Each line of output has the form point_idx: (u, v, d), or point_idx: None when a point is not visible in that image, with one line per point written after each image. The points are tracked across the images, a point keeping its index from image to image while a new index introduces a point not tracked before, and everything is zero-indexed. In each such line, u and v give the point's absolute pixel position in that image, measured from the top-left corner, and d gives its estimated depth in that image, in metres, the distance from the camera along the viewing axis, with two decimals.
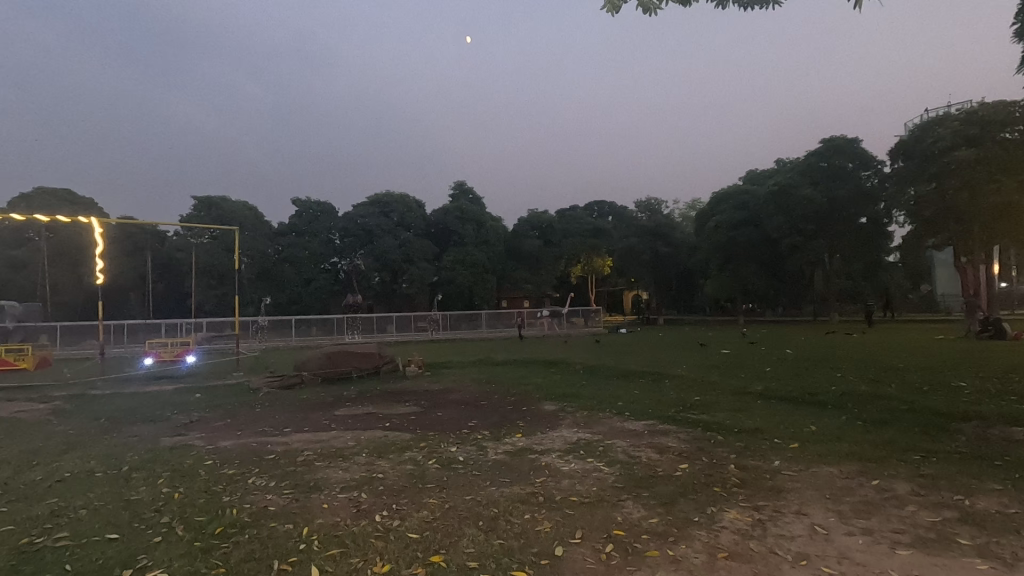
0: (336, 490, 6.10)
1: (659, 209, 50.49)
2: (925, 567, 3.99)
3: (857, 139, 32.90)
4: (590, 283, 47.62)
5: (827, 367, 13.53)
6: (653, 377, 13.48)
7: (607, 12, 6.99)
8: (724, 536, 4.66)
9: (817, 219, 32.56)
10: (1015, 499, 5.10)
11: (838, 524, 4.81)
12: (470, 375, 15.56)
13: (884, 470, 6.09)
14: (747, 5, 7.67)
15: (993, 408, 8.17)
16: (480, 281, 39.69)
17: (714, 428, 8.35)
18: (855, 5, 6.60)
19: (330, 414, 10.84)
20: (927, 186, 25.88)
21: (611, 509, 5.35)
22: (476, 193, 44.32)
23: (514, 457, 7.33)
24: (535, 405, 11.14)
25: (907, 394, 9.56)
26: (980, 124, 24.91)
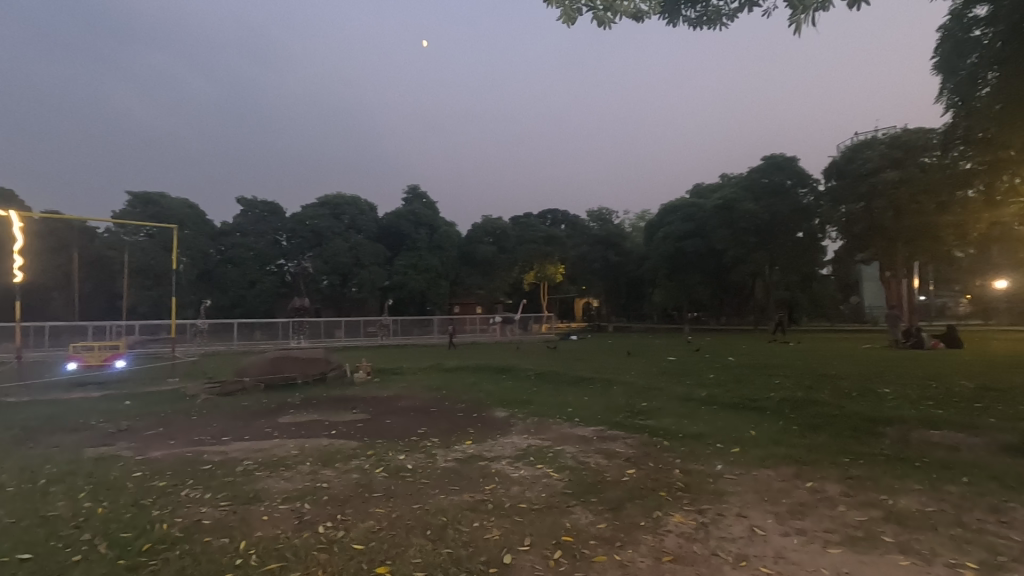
0: (277, 501, 5.85)
1: (610, 219, 51.69)
2: (854, 566, 4.20)
3: (795, 157, 34.69)
4: (543, 290, 48.06)
5: (766, 374, 14.10)
6: (603, 383, 13.74)
7: (562, 24, 7.06)
8: (669, 540, 4.77)
9: (758, 233, 34.13)
10: (932, 498, 5.47)
11: (775, 524, 5.02)
12: (420, 382, 15.33)
13: (816, 472, 6.42)
14: (696, 25, 7.96)
15: (913, 413, 8.76)
16: (432, 286, 39.45)
17: (660, 433, 8.56)
18: (795, 32, 6.97)
19: (272, 422, 10.42)
20: (857, 205, 27.57)
21: (561, 515, 5.37)
22: (429, 197, 43.94)
23: (464, 464, 7.27)
24: (486, 411, 11.09)
25: (838, 399, 10.11)
26: (903, 148, 26.78)
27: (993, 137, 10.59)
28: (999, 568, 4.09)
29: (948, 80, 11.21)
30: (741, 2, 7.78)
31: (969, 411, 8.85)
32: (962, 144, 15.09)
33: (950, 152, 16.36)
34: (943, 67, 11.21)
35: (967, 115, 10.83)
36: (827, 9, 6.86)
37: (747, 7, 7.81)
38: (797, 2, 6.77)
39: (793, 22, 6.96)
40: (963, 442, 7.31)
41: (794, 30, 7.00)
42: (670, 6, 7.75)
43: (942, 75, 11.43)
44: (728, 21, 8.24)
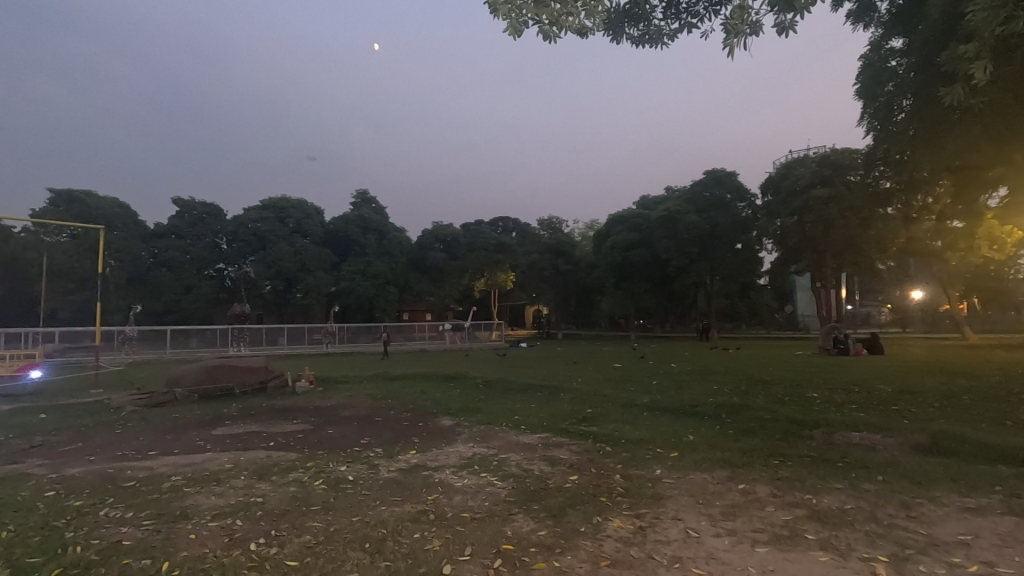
0: (206, 519, 5.56)
1: (560, 228, 52.52)
2: (778, 563, 4.42)
3: (735, 173, 36.29)
4: (493, 297, 48.11)
5: (705, 381, 14.60)
6: (550, 390, 13.89)
7: (508, 35, 7.13)
8: (607, 545, 4.86)
9: (700, 244, 35.41)
10: (851, 497, 5.83)
11: (708, 526, 5.21)
12: (365, 391, 14.98)
13: (749, 474, 6.72)
14: (638, 43, 8.23)
15: (837, 416, 9.31)
16: (381, 293, 38.75)
17: (604, 439, 8.73)
18: (730, 54, 7.32)
19: (205, 434, 9.92)
20: (790, 219, 29.12)
21: (503, 523, 5.38)
22: (379, 202, 43.27)
23: (407, 475, 7.16)
24: (432, 420, 10.95)
25: (771, 404, 10.59)
26: (831, 167, 28.54)
27: (908, 159, 11.44)
28: (906, 560, 4.40)
29: (868, 106, 12.04)
30: (681, 23, 8.11)
31: (887, 414, 9.48)
32: (881, 165, 16.21)
33: (871, 173, 17.60)
34: (863, 93, 12.03)
35: (884, 138, 11.67)
36: (758, 35, 7.24)
37: (686, 29, 8.16)
38: (730, 26, 7.11)
39: (726, 46, 7.30)
40: (879, 443, 7.82)
41: (728, 52, 7.35)
42: (613, 24, 7.99)
43: (863, 101, 12.28)
44: (669, 41, 8.55)
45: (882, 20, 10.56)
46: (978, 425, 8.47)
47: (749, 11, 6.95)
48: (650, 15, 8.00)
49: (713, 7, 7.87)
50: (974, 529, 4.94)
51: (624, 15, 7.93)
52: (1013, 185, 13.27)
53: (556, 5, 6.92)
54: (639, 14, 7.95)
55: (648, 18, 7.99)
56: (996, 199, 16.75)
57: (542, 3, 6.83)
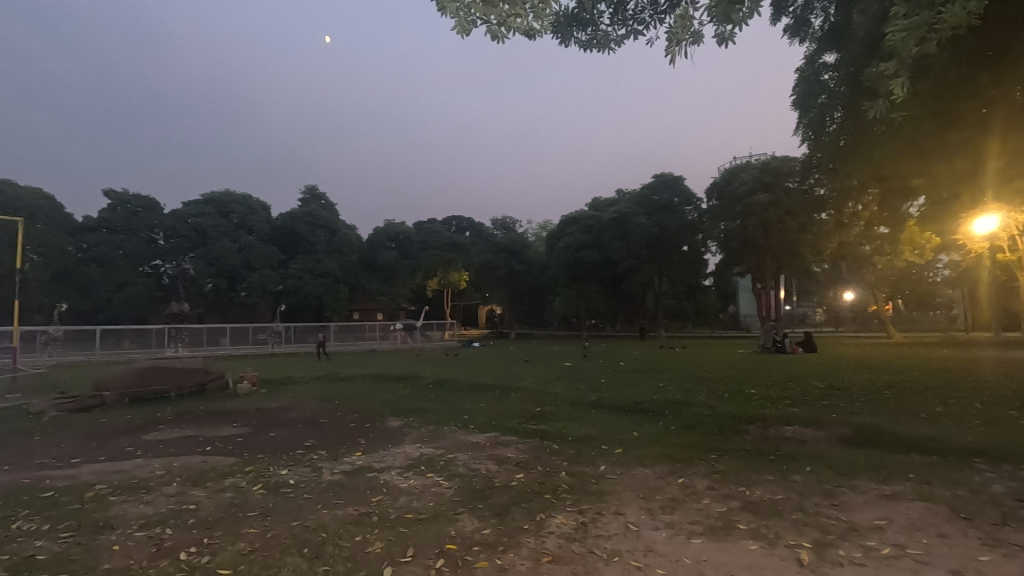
0: (133, 528, 5.28)
1: (514, 228, 52.90)
2: (712, 553, 4.60)
3: (682, 177, 37.46)
4: (446, 297, 47.83)
5: (652, 379, 15.00)
6: (500, 389, 13.92)
7: (457, 34, 7.09)
8: (549, 541, 4.93)
9: (649, 246, 36.39)
10: (780, 487, 6.14)
11: (648, 519, 5.37)
12: (311, 392, 14.61)
13: (688, 469, 6.95)
14: (586, 47, 8.35)
15: (771, 411, 9.77)
16: (330, 291, 37.82)
17: (550, 437, 8.84)
18: (673, 60, 7.49)
19: (135, 440, 9.39)
20: (733, 223, 30.32)
21: (447, 523, 5.35)
22: (328, 198, 42.19)
23: (351, 477, 7.01)
24: (380, 421, 10.80)
25: (711, 401, 11.01)
26: (771, 174, 29.86)
27: (839, 168, 12.12)
28: (827, 545, 4.67)
29: (803, 117, 12.67)
30: (627, 29, 8.30)
31: (817, 409, 10.03)
32: (816, 173, 17.12)
33: (808, 181, 18.54)
34: (798, 104, 12.62)
35: (818, 148, 12.29)
36: (699, 44, 7.47)
37: (633, 35, 8.35)
38: (672, 34, 7.33)
39: (669, 53, 7.48)
40: (809, 436, 8.25)
41: (670, 59, 7.53)
42: (562, 28, 8.09)
43: (799, 112, 12.91)
44: (618, 45, 8.70)
45: (815, 36, 11.13)
46: (898, 418, 9.09)
47: (690, 20, 7.17)
48: (597, 20, 8.14)
49: (658, 15, 8.09)
50: (888, 514, 5.30)
51: (572, 19, 8.05)
52: (931, 194, 14.27)
53: (505, 6, 6.95)
54: (587, 19, 8.08)
55: (596, 24, 8.13)
56: (916, 207, 17.99)
57: (490, 4, 6.85)
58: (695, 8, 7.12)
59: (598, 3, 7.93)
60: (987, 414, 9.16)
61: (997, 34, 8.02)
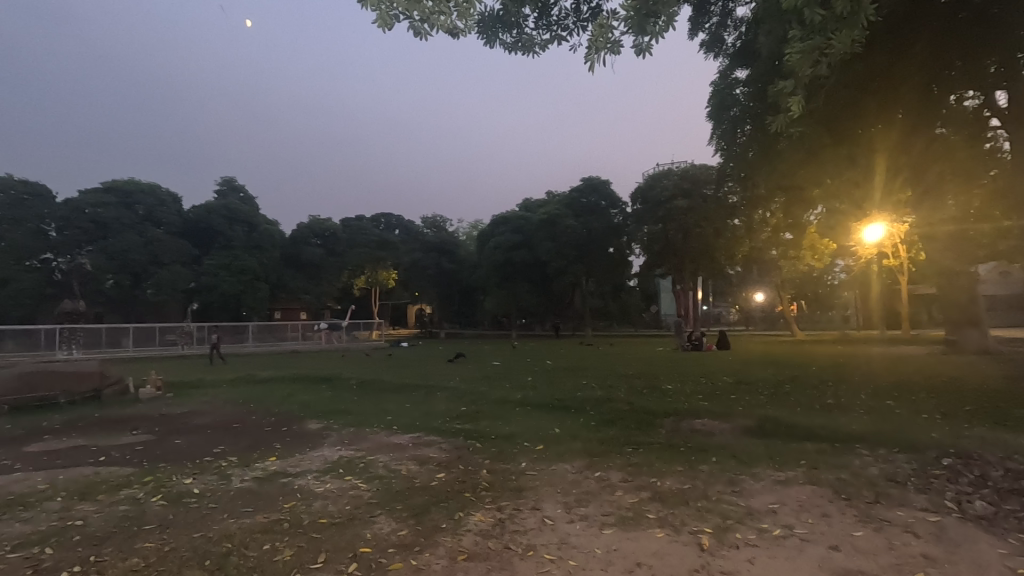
0: (4, 551, 4.76)
1: (444, 227, 52.54)
2: (621, 542, 4.80)
3: (609, 181, 38.68)
4: (374, 296, 46.70)
5: (575, 376, 15.38)
6: (426, 389, 13.77)
7: (379, 27, 6.94)
8: (467, 539, 4.95)
9: (577, 247, 37.29)
10: (688, 477, 6.50)
11: (563, 513, 5.51)
12: (224, 396, 13.79)
13: (604, 462, 7.20)
14: (511, 49, 8.43)
15: (684, 405, 10.29)
16: (249, 290, 35.91)
17: (473, 436, 8.85)
18: (593, 68, 7.72)
19: (14, 452, 8.50)
20: (656, 226, 31.67)
21: (362, 526, 5.24)
22: (247, 191, 39.95)
23: (262, 484, 6.68)
24: (298, 424, 10.38)
25: (632, 397, 11.45)
26: (690, 181, 31.40)
27: (749, 177, 12.95)
28: (726, 529, 5.00)
29: (716, 128, 13.41)
30: (551, 34, 8.46)
31: (726, 402, 10.74)
32: (730, 182, 18.18)
33: (722, 189, 19.68)
34: (712, 115, 13.32)
35: (731, 158, 13.06)
36: (617, 53, 7.71)
37: (556, 41, 8.52)
38: (592, 41, 7.54)
39: (588, 60, 7.68)
40: (716, 428, 8.77)
41: (590, 66, 7.72)
42: (487, 29, 8.13)
43: (712, 123, 13.60)
44: (541, 50, 8.84)
45: (727, 53, 11.81)
46: (795, 409, 9.89)
47: (610, 29, 7.41)
48: (522, 23, 8.24)
49: (581, 22, 8.30)
50: (781, 498, 5.74)
51: (497, 21, 8.10)
52: (827, 203, 15.58)
53: (428, 2, 6.88)
54: (512, 22, 8.15)
55: (520, 26, 8.22)
56: (814, 215, 19.56)
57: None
58: (615, 19, 7.38)
59: (523, 7, 8.03)
60: (870, 404, 10.14)
61: (881, 61, 8.86)
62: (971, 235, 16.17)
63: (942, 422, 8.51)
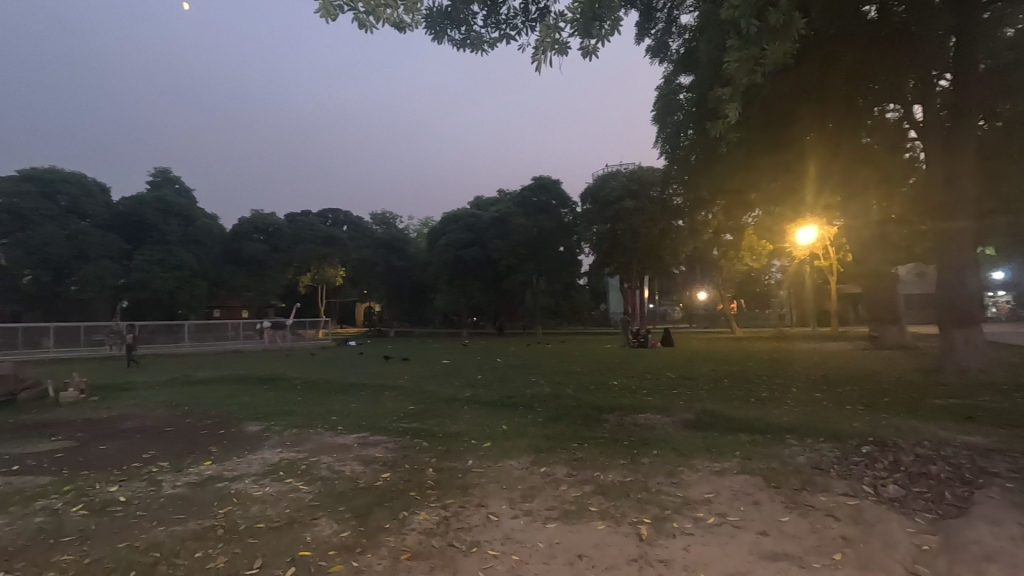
0: None
1: (394, 224, 51.92)
2: (563, 535, 4.89)
3: (559, 181, 39.19)
4: (321, 293, 45.51)
5: (525, 374, 15.51)
6: (373, 389, 13.52)
7: (323, 17, 6.79)
8: (411, 538, 4.91)
9: (528, 245, 37.58)
10: (629, 470, 6.69)
11: (508, 509, 5.55)
12: (156, 398, 13.09)
13: (550, 458, 7.29)
14: (459, 46, 8.41)
15: (629, 401, 10.55)
16: (185, 287, 34.18)
17: (421, 434, 8.78)
18: (539, 69, 7.82)
19: None
20: (604, 226, 32.33)
21: (302, 530, 5.10)
22: (183, 182, 37.93)
23: (196, 489, 6.39)
24: (237, 426, 9.99)
25: (579, 393, 11.66)
26: (638, 182, 32.19)
27: (692, 180, 13.41)
28: (664, 519, 5.18)
29: (661, 132, 13.82)
30: (500, 33, 8.48)
31: (668, 396, 11.12)
32: (674, 184, 18.79)
33: (667, 190, 20.31)
34: (657, 119, 13.71)
35: (675, 161, 13.50)
36: (565, 54, 7.83)
37: (505, 40, 8.56)
38: (539, 42, 7.62)
39: (535, 61, 7.77)
40: (658, 422, 9.05)
41: (536, 66, 7.83)
42: (435, 25, 8.08)
43: (658, 127, 13.99)
44: (490, 48, 8.86)
45: (672, 59, 12.21)
46: (731, 402, 10.36)
47: (556, 30, 7.52)
48: (471, 21, 8.23)
49: (529, 22, 8.37)
50: (716, 488, 6.00)
51: (445, 17, 8.05)
52: (764, 207, 16.38)
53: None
54: (461, 18, 8.13)
55: (469, 23, 8.21)
56: (753, 218, 20.49)
57: None
58: (562, 20, 7.51)
59: (471, 4, 8.03)
60: (800, 397, 10.73)
61: (813, 73, 9.39)
62: (891, 239, 17.38)
63: (863, 413, 9.14)
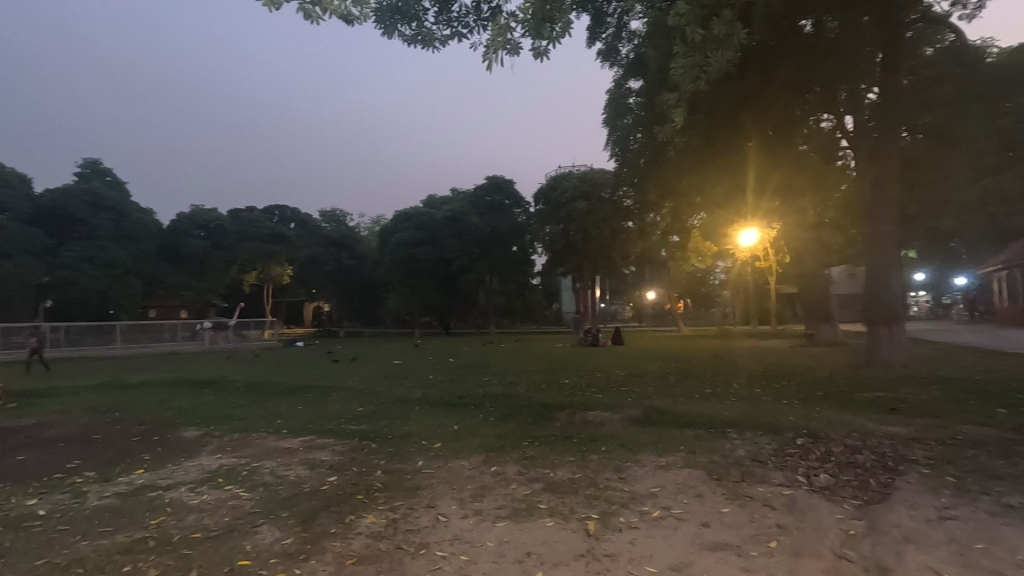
0: None
1: (344, 222, 50.85)
2: (512, 534, 4.91)
3: (512, 181, 39.39)
4: (267, 292, 43.93)
5: (477, 374, 15.46)
6: (321, 391, 13.15)
7: (266, 6, 6.54)
8: (357, 542, 4.80)
9: (481, 244, 37.56)
10: (578, 467, 6.79)
11: (458, 509, 5.52)
12: (83, 404, 12.26)
13: (501, 457, 7.31)
14: (410, 42, 8.31)
15: (580, 399, 10.70)
16: (117, 286, 32.30)
17: (371, 436, 8.60)
18: (490, 68, 7.81)
19: None
20: (557, 226, 32.65)
21: (242, 538, 4.91)
22: (115, 175, 35.69)
23: (126, 500, 6.03)
24: (173, 432, 9.49)
25: (531, 392, 11.74)
26: (590, 184, 32.75)
27: (641, 182, 13.73)
28: (611, 514, 5.28)
29: (611, 134, 14.08)
30: (452, 31, 8.44)
31: (617, 393, 11.36)
32: (624, 187, 19.18)
33: (617, 192, 20.71)
34: (608, 122, 13.96)
35: (624, 164, 13.79)
36: (516, 55, 7.88)
37: (457, 38, 8.51)
38: (490, 41, 7.62)
39: (486, 59, 7.77)
40: (607, 419, 9.22)
41: (487, 65, 7.82)
42: (385, 19, 7.94)
43: (608, 130, 14.24)
44: (441, 45, 8.78)
45: (622, 63, 12.47)
46: (678, 398, 10.66)
47: (508, 30, 7.55)
48: (421, 17, 8.14)
49: (481, 21, 8.36)
50: (661, 482, 6.17)
51: (396, 12, 7.93)
52: (709, 210, 16.98)
53: None
54: (411, 14, 8.03)
55: (420, 19, 8.12)
56: (699, 220, 21.18)
57: None
58: (513, 21, 7.53)
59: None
60: (742, 392, 11.19)
61: (755, 81, 9.81)
62: (825, 242, 18.39)
63: (799, 406, 9.62)
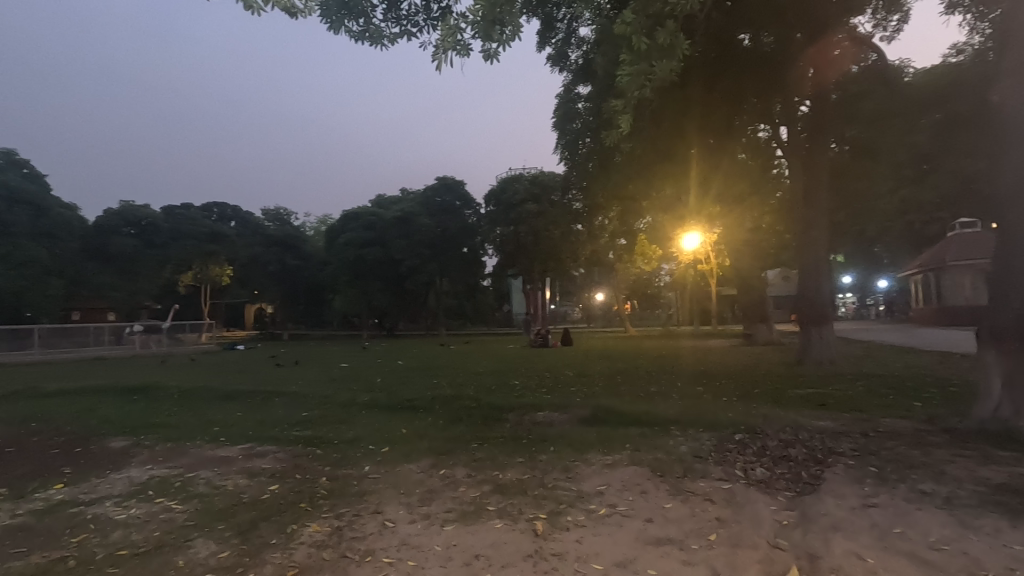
0: None
1: (288, 221, 49.18)
2: (461, 537, 4.88)
3: (463, 182, 39.21)
4: (204, 294, 41.84)
5: (426, 376, 15.25)
6: (262, 396, 12.63)
7: None
8: (299, 553, 4.64)
9: (431, 245, 37.20)
10: (528, 467, 6.81)
11: (405, 514, 5.43)
12: None
13: (450, 460, 7.24)
14: (357, 38, 8.15)
15: (529, 399, 10.76)
16: (36, 287, 30.21)
17: (315, 442, 8.33)
18: (439, 68, 7.73)
19: None
20: (508, 228, 32.67)
21: (174, 553, 4.65)
22: (33, 167, 32.86)
23: (43, 517, 5.59)
24: (98, 443, 8.88)
25: (480, 393, 11.71)
26: (540, 186, 33.02)
27: (589, 186, 13.93)
28: (559, 513, 5.33)
29: (561, 138, 14.22)
30: (401, 29, 8.32)
31: (565, 394, 11.51)
32: (573, 190, 19.44)
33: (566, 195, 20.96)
34: (558, 126, 14.10)
35: (574, 167, 13.97)
36: (466, 57, 7.84)
37: (406, 36, 8.39)
38: (440, 41, 7.55)
39: (436, 59, 7.68)
40: (556, 420, 9.30)
41: (436, 65, 7.73)
42: (331, 14, 7.73)
43: (558, 133, 14.37)
44: (390, 42, 8.63)
45: (571, 69, 12.62)
46: (624, 398, 10.90)
47: (458, 31, 7.51)
48: (369, 13, 7.98)
49: (430, 21, 8.28)
50: (608, 480, 6.29)
51: (342, 6, 7.73)
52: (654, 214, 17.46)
53: None
54: (359, 10, 7.86)
55: (368, 16, 7.96)
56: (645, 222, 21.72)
57: None
58: (463, 22, 7.50)
59: None
60: (684, 390, 11.55)
61: (697, 90, 10.14)
62: (762, 246, 19.27)
63: (737, 403, 10.03)
